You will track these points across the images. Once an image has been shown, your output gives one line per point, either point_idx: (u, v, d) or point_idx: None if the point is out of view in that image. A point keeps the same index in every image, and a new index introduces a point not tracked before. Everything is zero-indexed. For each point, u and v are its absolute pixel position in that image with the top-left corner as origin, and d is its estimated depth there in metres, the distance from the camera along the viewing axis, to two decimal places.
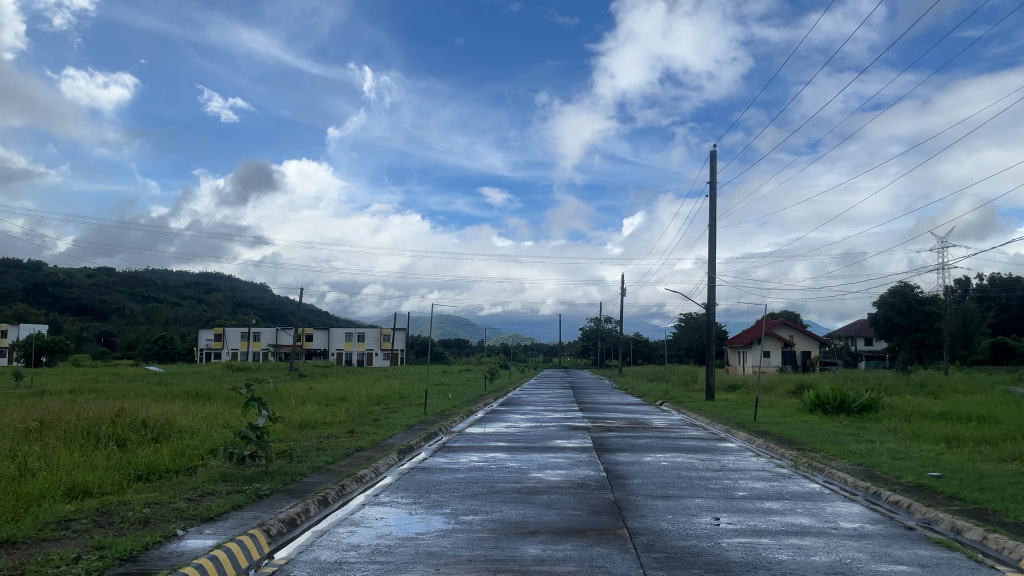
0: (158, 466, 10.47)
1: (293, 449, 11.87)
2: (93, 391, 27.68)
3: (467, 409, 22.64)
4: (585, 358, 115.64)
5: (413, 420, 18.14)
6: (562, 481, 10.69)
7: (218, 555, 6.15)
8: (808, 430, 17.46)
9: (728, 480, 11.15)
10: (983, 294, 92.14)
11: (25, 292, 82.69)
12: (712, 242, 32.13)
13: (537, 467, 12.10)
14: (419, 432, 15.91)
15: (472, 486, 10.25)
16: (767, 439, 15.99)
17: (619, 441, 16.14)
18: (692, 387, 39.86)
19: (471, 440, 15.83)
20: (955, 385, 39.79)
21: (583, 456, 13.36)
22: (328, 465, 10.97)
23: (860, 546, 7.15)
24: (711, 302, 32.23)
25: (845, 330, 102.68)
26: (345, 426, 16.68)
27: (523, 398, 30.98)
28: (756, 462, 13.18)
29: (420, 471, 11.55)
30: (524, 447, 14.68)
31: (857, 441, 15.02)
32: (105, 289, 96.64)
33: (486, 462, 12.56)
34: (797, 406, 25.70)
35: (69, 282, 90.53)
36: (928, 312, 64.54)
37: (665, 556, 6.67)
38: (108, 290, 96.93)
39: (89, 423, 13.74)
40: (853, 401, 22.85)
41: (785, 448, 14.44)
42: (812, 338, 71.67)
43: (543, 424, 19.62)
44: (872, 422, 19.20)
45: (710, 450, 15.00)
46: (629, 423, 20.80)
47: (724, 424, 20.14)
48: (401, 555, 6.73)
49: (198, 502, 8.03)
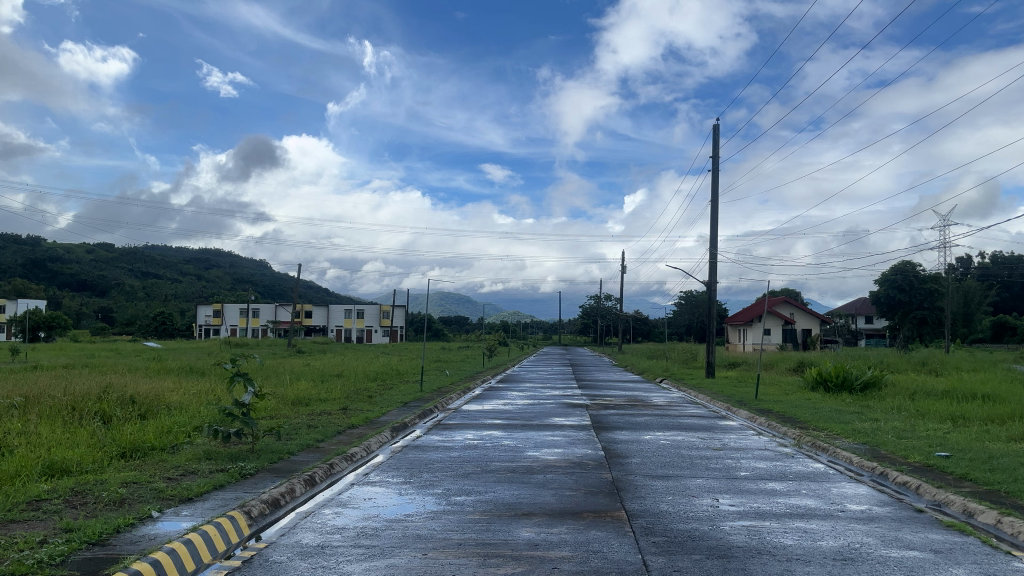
0: (140, 444, 10.18)
1: (282, 427, 11.54)
2: (86, 367, 27.42)
3: (465, 386, 22.39)
4: (585, 335, 115.66)
5: (408, 397, 17.87)
6: (558, 460, 10.36)
7: (192, 539, 5.82)
8: (810, 408, 17.15)
9: (729, 459, 10.83)
10: (985, 272, 91.79)
11: None
12: (713, 219, 31.72)
13: (534, 445, 11.78)
14: (414, 409, 15.61)
15: (466, 465, 9.92)
16: (767, 417, 15.68)
17: (618, 418, 15.83)
18: (692, 364, 39.72)
19: (467, 417, 15.53)
20: (957, 363, 39.51)
21: (581, 434, 13.03)
22: (318, 443, 10.64)
23: (869, 529, 6.82)
24: (713, 279, 31.87)
25: (846, 307, 102.48)
26: (339, 402, 16.40)
27: (521, 374, 30.78)
28: (759, 440, 12.87)
29: (412, 450, 11.23)
30: (521, 425, 14.37)
31: (860, 420, 14.71)
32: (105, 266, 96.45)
33: (481, 440, 12.25)
34: (799, 384, 25.38)
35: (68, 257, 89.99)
36: (929, 291, 64.27)
37: (664, 540, 6.34)
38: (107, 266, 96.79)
39: (74, 398, 13.50)
40: (855, 378, 22.54)
41: (787, 426, 14.12)
42: (813, 316, 71.36)
43: (540, 401, 19.34)
44: (876, 401, 18.90)
45: (710, 428, 14.69)
46: (628, 401, 20.48)
47: (725, 401, 19.86)
48: (387, 539, 6.40)
49: (177, 481, 7.69)
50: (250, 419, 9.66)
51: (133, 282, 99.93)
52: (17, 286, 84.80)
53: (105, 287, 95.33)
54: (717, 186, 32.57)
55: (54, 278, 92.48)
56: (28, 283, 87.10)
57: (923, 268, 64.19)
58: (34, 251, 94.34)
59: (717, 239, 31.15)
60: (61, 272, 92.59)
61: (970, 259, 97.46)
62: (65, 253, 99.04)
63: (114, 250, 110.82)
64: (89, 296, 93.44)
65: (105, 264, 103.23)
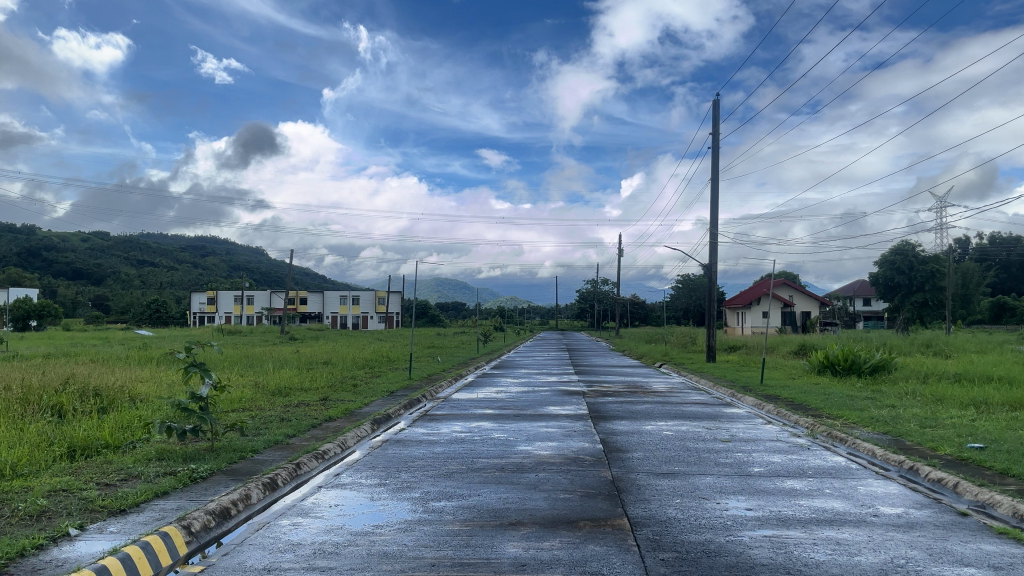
0: (91, 443, 9.17)
1: (249, 420, 10.57)
2: (65, 356, 26.39)
3: (457, 373, 21.42)
4: (582, 320, 114.87)
5: (395, 386, 16.87)
6: (551, 456, 9.37)
7: (109, 564, 4.82)
8: (820, 394, 16.17)
9: (739, 453, 9.85)
10: (983, 253, 91.15)
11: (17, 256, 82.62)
12: (714, 200, 30.72)
13: (527, 438, 10.79)
14: (400, 399, 14.61)
15: (450, 462, 8.94)
16: (775, 404, 14.73)
17: (617, 407, 14.86)
18: (692, 348, 38.85)
19: (456, 407, 14.54)
20: (961, 344, 38.69)
21: (578, 425, 12.04)
22: (288, 440, 9.64)
23: (912, 540, 5.87)
24: (714, 262, 30.86)
25: (845, 290, 101.73)
26: (320, 393, 15.38)
27: (517, 360, 29.82)
28: (770, 431, 11.86)
29: (393, 445, 10.23)
30: (513, 415, 13.39)
31: (876, 407, 13.74)
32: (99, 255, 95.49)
33: (470, 433, 11.25)
34: (803, 367, 24.47)
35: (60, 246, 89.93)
36: (930, 272, 63.35)
37: (675, 557, 5.37)
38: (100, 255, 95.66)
39: (29, 390, 12.52)
40: (864, 361, 21.62)
41: (799, 414, 13.17)
42: (812, 299, 70.63)
43: (535, 389, 18.39)
44: (887, 385, 17.99)
45: (715, 417, 13.73)
46: (628, 387, 19.50)
47: (729, 387, 18.91)
48: (348, 558, 5.41)
49: (113, 490, 6.71)
50: (207, 414, 8.64)
51: (129, 270, 98.77)
52: (11, 275, 83.87)
53: (100, 275, 94.43)
54: (718, 165, 31.52)
55: (50, 267, 90.63)
56: (22, 272, 86.30)
57: (923, 249, 63.38)
58: (29, 239, 93.61)
59: (717, 220, 30.19)
60: (56, 261, 90.65)
61: (969, 240, 96.78)
62: (61, 242, 98.24)
63: (109, 238, 109.87)
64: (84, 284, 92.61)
65: (100, 251, 102.29)
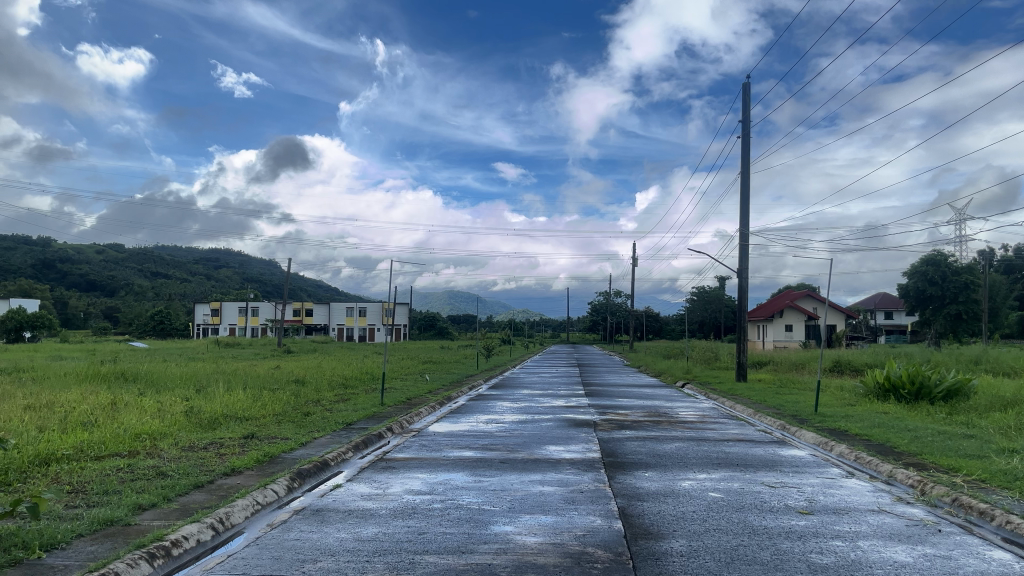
0: None
1: (81, 487, 7.06)
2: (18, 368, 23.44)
3: (444, 396, 17.85)
4: (594, 333, 111.26)
5: (355, 415, 13.35)
6: (542, 552, 5.77)
7: None
8: (902, 429, 12.45)
9: (836, 542, 6.26)
10: (1010, 265, 86.68)
11: (32, 268, 81.51)
12: (744, 203, 27.24)
13: (510, 509, 7.19)
14: (352, 436, 11.11)
15: (372, 569, 5.38)
16: (849, 446, 11.10)
17: (637, 446, 11.32)
18: (715, 365, 35.16)
19: (426, 447, 11.00)
20: (1013, 360, 34.72)
21: (587, 483, 8.48)
22: (130, 519, 6.16)
23: None
24: (742, 269, 27.23)
25: (866, 303, 97.20)
26: (257, 426, 11.97)
27: (520, 378, 26.27)
28: (860, 491, 8.31)
29: (302, 523, 6.72)
30: (498, 462, 9.85)
31: (997, 452, 10.06)
32: (114, 265, 93.60)
33: (430, 498, 7.69)
34: (856, 390, 20.73)
35: (77, 258, 90.04)
36: (964, 283, 59.02)
37: None
38: (116, 266, 93.48)
39: None
40: (934, 385, 17.97)
41: (891, 464, 9.60)
42: (838, 311, 66.42)
43: (536, 417, 14.79)
44: (974, 416, 14.33)
45: (773, 464, 10.17)
46: (647, 416, 15.87)
47: (775, 417, 15.30)
48: None
49: None
50: None
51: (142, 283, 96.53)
52: (22, 287, 81.69)
53: (113, 287, 91.66)
54: (747, 164, 28.00)
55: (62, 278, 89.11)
56: (33, 283, 83.52)
57: (957, 258, 59.08)
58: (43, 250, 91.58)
59: (747, 224, 26.66)
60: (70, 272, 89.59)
61: (995, 252, 92.47)
62: (75, 253, 96.39)
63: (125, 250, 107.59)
64: (95, 296, 90.30)
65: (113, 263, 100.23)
